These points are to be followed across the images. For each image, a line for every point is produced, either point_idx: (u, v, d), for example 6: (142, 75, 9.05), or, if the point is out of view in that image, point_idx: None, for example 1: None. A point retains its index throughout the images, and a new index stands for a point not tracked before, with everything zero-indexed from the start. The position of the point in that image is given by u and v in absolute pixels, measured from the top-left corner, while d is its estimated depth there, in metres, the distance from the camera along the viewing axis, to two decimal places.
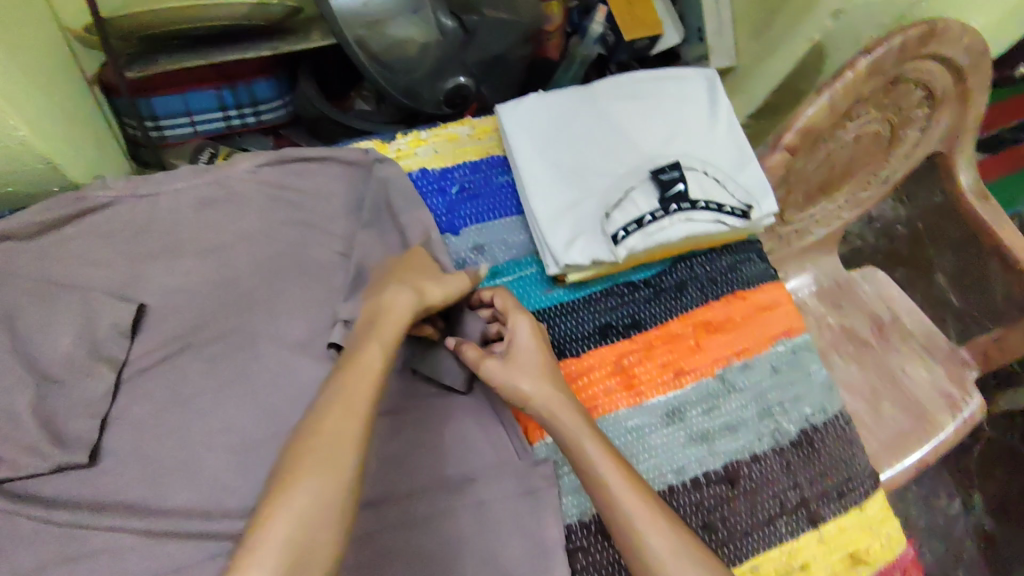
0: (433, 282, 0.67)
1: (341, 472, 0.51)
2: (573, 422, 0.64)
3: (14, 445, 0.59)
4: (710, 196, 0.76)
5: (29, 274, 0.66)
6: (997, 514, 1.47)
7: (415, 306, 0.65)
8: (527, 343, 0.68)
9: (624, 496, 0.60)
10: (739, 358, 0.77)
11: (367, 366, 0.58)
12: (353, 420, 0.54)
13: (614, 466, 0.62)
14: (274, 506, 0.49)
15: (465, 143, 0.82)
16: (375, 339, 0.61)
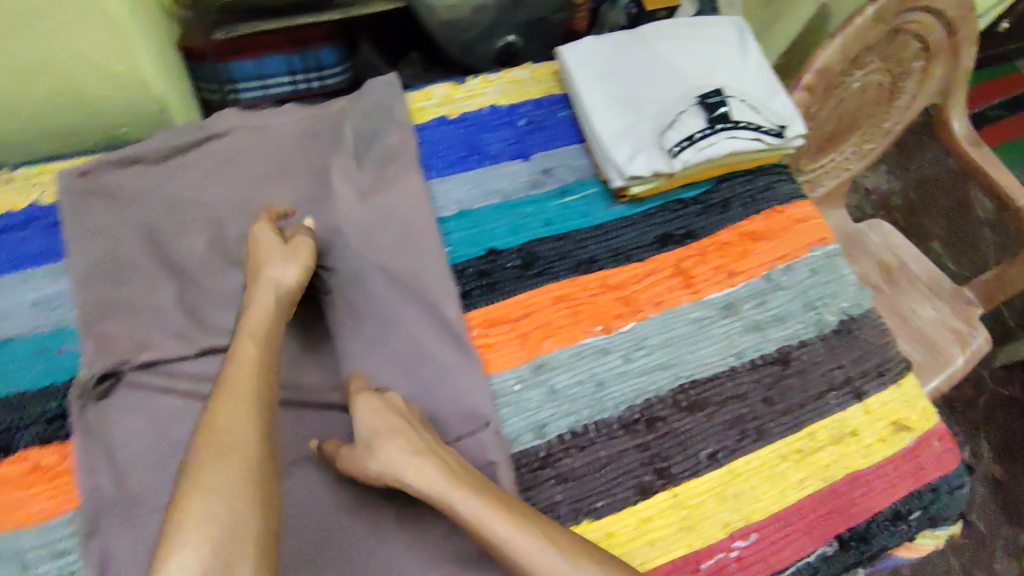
0: (284, 260, 0.68)
1: (245, 451, 0.52)
2: (422, 480, 0.59)
3: (164, 332, 0.69)
4: (750, 117, 0.85)
5: (161, 192, 0.75)
6: (1001, 458, 1.59)
7: (276, 293, 0.66)
8: (373, 407, 0.64)
9: (525, 548, 0.55)
10: (782, 261, 0.86)
11: (242, 372, 0.57)
12: (243, 418, 0.53)
13: (502, 515, 0.56)
14: (193, 491, 0.49)
15: (528, 84, 0.91)
16: (247, 335, 0.61)
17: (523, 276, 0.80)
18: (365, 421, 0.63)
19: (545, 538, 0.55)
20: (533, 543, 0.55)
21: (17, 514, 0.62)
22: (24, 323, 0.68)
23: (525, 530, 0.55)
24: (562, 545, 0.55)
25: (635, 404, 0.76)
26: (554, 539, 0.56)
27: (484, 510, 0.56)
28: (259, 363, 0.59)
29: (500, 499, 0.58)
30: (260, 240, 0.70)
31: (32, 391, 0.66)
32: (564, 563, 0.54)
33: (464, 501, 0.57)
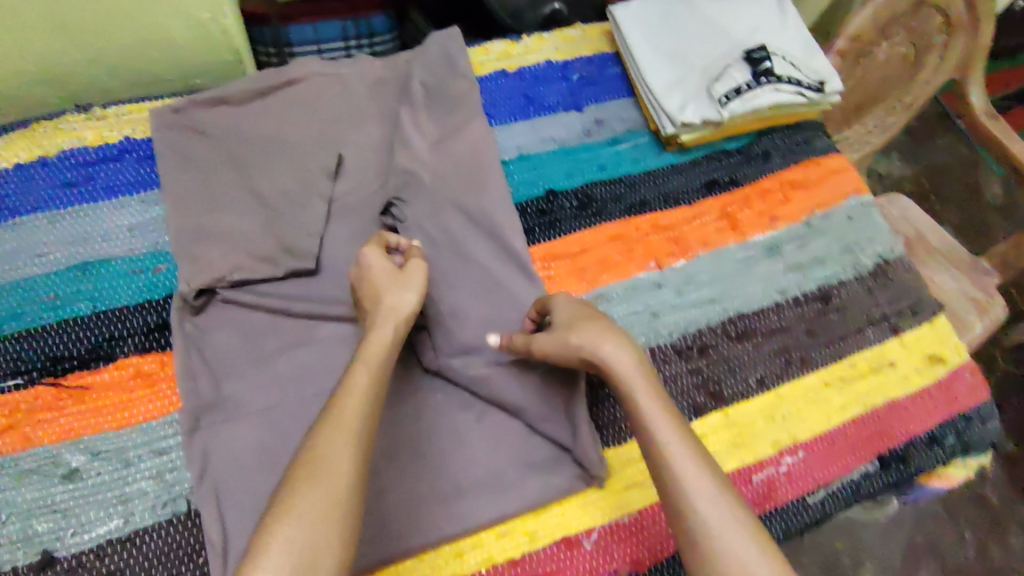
0: (404, 287, 0.67)
1: (338, 484, 0.52)
2: (612, 366, 0.63)
3: (253, 256, 0.74)
4: (792, 73, 0.90)
5: (244, 130, 0.80)
6: (1014, 435, 1.61)
7: (392, 322, 0.65)
8: (578, 309, 0.69)
9: (678, 459, 0.57)
10: (820, 209, 0.91)
11: (356, 388, 0.58)
12: (345, 443, 0.54)
13: (677, 429, 0.59)
14: (281, 515, 0.50)
15: (580, 42, 0.96)
16: (363, 363, 0.61)
17: (580, 215, 0.85)
18: (563, 312, 0.69)
19: (699, 460, 0.57)
20: (693, 459, 0.57)
21: (122, 414, 0.66)
22: (123, 244, 0.73)
23: (691, 447, 0.58)
24: (717, 474, 0.57)
25: (688, 333, 0.81)
26: (712, 469, 0.57)
27: (662, 418, 0.59)
28: (369, 394, 0.59)
29: (676, 416, 0.61)
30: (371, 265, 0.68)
31: (134, 305, 0.71)
32: (715, 493, 0.55)
33: (652, 405, 0.60)
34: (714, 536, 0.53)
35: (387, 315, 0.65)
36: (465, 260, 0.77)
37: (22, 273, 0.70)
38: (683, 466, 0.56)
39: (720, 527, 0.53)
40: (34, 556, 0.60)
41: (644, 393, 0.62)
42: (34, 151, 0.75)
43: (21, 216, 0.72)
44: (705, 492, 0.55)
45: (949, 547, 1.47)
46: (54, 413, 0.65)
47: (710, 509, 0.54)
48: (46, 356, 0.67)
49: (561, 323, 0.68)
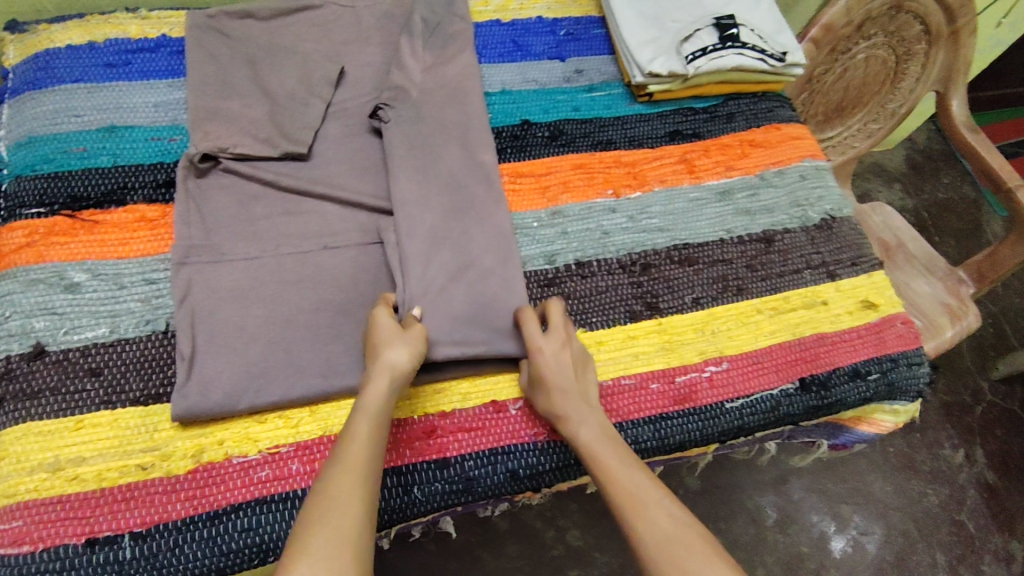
0: (399, 343, 0.69)
1: (345, 525, 0.55)
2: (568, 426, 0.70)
3: (255, 138, 0.84)
4: (757, 42, 1.00)
5: (264, 39, 0.92)
6: (998, 469, 1.53)
7: (392, 378, 0.67)
8: (549, 365, 0.72)
9: (626, 495, 0.63)
10: (774, 166, 0.99)
11: (355, 438, 0.62)
12: (352, 485, 0.58)
13: (624, 469, 0.65)
14: (295, 556, 0.52)
15: (571, 5, 1.07)
16: (360, 413, 0.64)
17: (548, 144, 0.94)
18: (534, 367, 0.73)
19: (645, 497, 0.62)
20: (637, 497, 0.63)
21: (124, 246, 0.76)
22: (146, 116, 0.85)
23: (635, 483, 0.64)
24: (664, 503, 0.62)
25: (634, 252, 0.88)
26: (657, 498, 0.62)
27: (610, 464, 0.66)
28: (373, 440, 0.62)
29: (625, 460, 0.67)
30: (383, 329, 0.70)
31: (147, 163, 0.82)
32: (663, 518, 0.61)
33: (600, 449, 0.68)
34: (654, 559, 0.58)
35: (384, 376, 0.66)
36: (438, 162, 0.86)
37: (59, 128, 0.82)
38: (633, 499, 0.63)
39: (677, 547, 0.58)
40: (29, 347, 0.70)
41: (591, 439, 0.69)
42: (84, 37, 0.89)
43: (66, 85, 0.85)
44: (653, 518, 0.61)
45: (920, 567, 1.39)
46: (67, 238, 0.76)
47: (659, 532, 0.59)
48: (68, 195, 0.78)
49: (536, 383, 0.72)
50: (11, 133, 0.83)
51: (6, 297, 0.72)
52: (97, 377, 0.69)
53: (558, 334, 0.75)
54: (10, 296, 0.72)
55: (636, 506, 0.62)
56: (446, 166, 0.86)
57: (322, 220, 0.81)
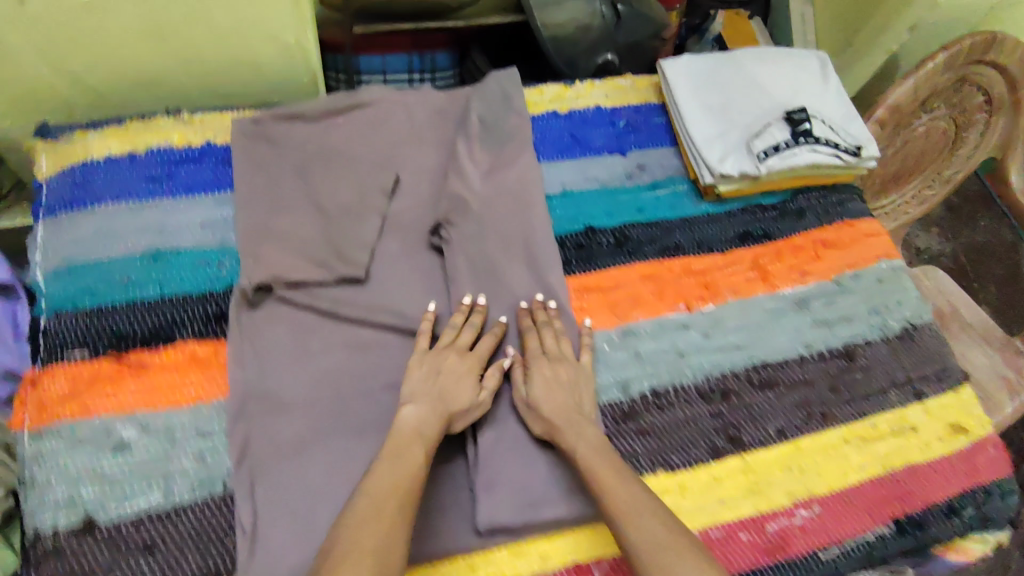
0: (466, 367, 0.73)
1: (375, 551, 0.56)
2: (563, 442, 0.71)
3: (310, 260, 0.79)
4: (830, 136, 0.94)
5: (314, 144, 0.86)
6: None
7: (421, 423, 0.67)
8: (549, 379, 0.75)
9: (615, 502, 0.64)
10: (851, 268, 0.94)
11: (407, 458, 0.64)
12: (388, 506, 0.59)
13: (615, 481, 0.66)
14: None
15: (630, 92, 1.01)
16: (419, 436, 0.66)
17: (613, 254, 0.88)
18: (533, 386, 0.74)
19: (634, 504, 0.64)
20: (625, 505, 0.64)
21: (173, 394, 0.70)
22: (193, 236, 0.79)
23: (628, 495, 0.65)
24: (653, 513, 0.63)
25: (712, 377, 0.83)
26: (647, 508, 0.64)
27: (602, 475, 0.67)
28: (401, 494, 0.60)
29: (618, 472, 0.67)
30: (444, 355, 0.73)
31: (195, 293, 0.76)
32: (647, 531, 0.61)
33: (595, 464, 0.68)
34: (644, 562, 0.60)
35: (438, 408, 0.69)
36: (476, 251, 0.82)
37: (101, 254, 0.77)
38: (624, 510, 0.64)
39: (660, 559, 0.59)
40: (77, 519, 0.64)
41: (588, 456, 0.69)
42: (125, 146, 0.83)
43: (106, 203, 0.79)
44: (639, 528, 0.62)
45: None
46: (113, 387, 0.70)
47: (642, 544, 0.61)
48: (112, 334, 0.73)
49: (538, 402, 0.73)
50: (47, 258, 0.77)
51: (52, 460, 0.67)
52: (151, 554, 0.64)
53: (559, 354, 0.77)
54: (57, 460, 0.66)
55: (627, 516, 0.63)
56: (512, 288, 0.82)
57: (384, 354, 0.76)
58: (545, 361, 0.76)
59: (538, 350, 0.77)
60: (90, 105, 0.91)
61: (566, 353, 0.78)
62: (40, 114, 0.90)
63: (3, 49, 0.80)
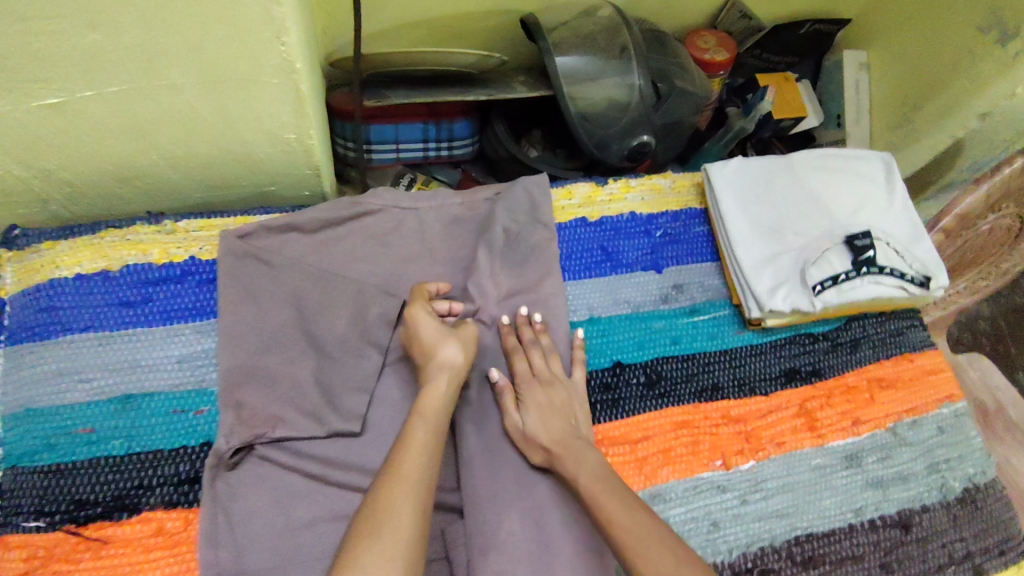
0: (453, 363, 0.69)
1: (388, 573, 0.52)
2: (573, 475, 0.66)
3: (299, 409, 0.70)
4: (894, 263, 0.83)
5: (313, 262, 0.77)
6: None
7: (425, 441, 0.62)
8: (544, 406, 0.71)
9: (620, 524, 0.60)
10: (908, 414, 0.83)
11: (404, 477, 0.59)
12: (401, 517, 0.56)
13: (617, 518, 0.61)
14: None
15: (669, 195, 0.90)
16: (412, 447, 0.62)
17: (643, 397, 0.78)
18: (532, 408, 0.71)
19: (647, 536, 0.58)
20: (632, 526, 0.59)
21: None
22: (169, 378, 0.70)
23: None
24: (663, 543, 0.58)
25: (749, 551, 0.73)
26: (653, 534, 0.58)
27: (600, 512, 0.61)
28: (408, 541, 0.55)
29: (623, 497, 0.62)
30: (432, 351, 0.68)
31: (167, 450, 0.67)
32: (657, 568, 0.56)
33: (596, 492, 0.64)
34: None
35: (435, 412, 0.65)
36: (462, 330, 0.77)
37: (64, 397, 0.68)
38: (639, 541, 0.58)
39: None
40: None
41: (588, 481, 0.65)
42: (97, 262, 0.73)
43: (74, 334, 0.71)
44: (650, 559, 0.57)
45: None
46: (69, 567, 0.62)
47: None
48: (72, 499, 0.65)
49: (533, 430, 0.69)
50: (7, 396, 0.69)
51: None
52: None
53: (550, 376, 0.73)
54: None
55: (640, 553, 0.57)
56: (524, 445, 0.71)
57: None
58: (536, 384, 0.73)
59: (528, 374, 0.74)
60: (66, 198, 0.82)
61: (557, 373, 0.74)
62: (13, 206, 0.81)
63: None
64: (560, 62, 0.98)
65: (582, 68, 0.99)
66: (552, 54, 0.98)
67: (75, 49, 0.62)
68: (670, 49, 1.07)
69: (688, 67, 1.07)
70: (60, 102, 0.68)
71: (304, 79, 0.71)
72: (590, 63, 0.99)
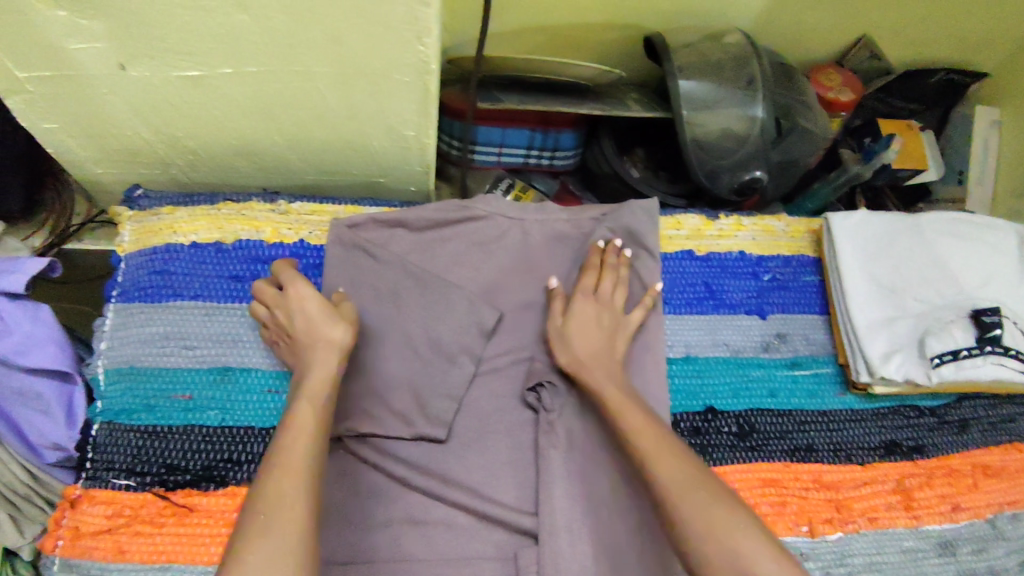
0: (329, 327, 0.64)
1: (291, 522, 0.49)
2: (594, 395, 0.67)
3: (388, 408, 0.71)
4: (1022, 345, 0.77)
5: (415, 261, 0.77)
6: None
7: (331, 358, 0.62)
8: (588, 320, 0.72)
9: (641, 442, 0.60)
10: (1013, 507, 0.78)
11: (301, 424, 0.56)
12: (299, 483, 0.51)
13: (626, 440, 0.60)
14: (253, 529, 0.48)
15: (782, 238, 0.87)
16: (303, 395, 0.58)
17: (733, 447, 0.75)
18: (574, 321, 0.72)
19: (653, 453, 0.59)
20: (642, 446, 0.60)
21: (213, 549, 0.62)
22: (266, 357, 0.71)
23: None
24: (679, 456, 0.58)
25: None
26: (670, 449, 0.59)
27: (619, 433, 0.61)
28: (315, 428, 0.56)
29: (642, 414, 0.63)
30: (309, 325, 0.64)
31: (259, 428, 0.68)
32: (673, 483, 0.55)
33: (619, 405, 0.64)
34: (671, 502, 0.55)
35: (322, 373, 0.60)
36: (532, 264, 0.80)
37: (167, 361, 0.70)
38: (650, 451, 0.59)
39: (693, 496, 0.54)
40: None
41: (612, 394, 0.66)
42: (212, 233, 0.75)
43: (182, 300, 0.72)
44: (663, 469, 0.57)
45: None
46: (152, 529, 0.63)
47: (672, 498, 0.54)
48: (163, 463, 0.66)
49: (571, 339, 0.71)
50: (112, 352, 0.70)
51: None
52: None
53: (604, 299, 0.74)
54: None
55: (652, 459, 0.58)
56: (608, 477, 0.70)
57: (450, 533, 0.67)
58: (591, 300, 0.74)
59: (590, 289, 0.75)
60: (187, 164, 0.84)
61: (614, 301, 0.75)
62: (137, 166, 0.84)
63: (105, 111, 0.74)
64: (683, 85, 0.95)
65: (705, 94, 0.96)
66: (676, 76, 0.95)
67: (217, 25, 0.62)
68: (796, 86, 1.02)
69: (812, 107, 1.03)
70: (200, 75, 0.69)
71: (436, 80, 0.71)
72: (713, 90, 0.96)
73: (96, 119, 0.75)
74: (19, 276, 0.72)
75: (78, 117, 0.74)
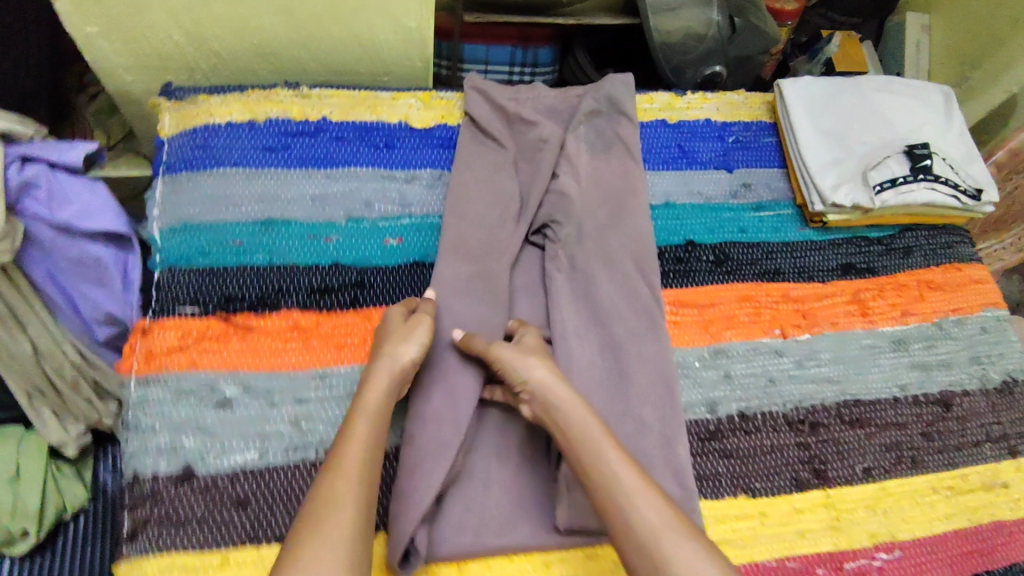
0: (404, 340, 0.68)
1: (337, 538, 0.54)
2: (567, 415, 0.65)
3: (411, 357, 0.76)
4: (950, 175, 0.91)
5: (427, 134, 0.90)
6: None
7: (390, 370, 0.67)
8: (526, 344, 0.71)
9: (620, 481, 0.60)
10: (954, 313, 0.91)
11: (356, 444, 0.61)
12: (344, 508, 0.56)
13: (585, 412, 0.65)
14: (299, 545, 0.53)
15: (741, 108, 1.00)
16: (360, 411, 0.64)
17: (712, 271, 0.87)
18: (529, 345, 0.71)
19: (637, 493, 0.59)
20: (631, 475, 0.61)
21: (273, 358, 0.73)
22: (304, 209, 0.81)
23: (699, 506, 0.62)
24: (662, 499, 0.60)
25: (802, 406, 0.81)
26: (645, 491, 0.60)
27: (572, 401, 0.66)
28: (360, 456, 0.60)
29: (616, 447, 0.63)
30: (396, 335, 0.69)
31: (302, 265, 0.78)
32: (624, 474, 0.61)
33: (604, 440, 0.63)
34: (644, 550, 0.57)
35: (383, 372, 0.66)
36: (533, 124, 0.90)
37: (215, 217, 0.79)
38: (631, 489, 0.60)
39: (680, 539, 0.56)
40: (176, 467, 0.67)
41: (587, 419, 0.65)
42: (245, 114, 0.85)
43: (225, 168, 0.82)
44: (641, 509, 0.58)
45: None
46: (218, 345, 0.73)
47: (619, 482, 0.60)
48: (222, 295, 0.75)
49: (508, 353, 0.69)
50: (164, 214, 0.80)
51: (155, 408, 0.69)
52: (243, 509, 0.66)
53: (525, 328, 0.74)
54: (162, 407, 0.69)
55: (631, 499, 0.59)
56: (606, 288, 0.81)
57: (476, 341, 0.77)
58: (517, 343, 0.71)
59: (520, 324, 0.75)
60: (209, 68, 0.94)
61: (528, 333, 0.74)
62: (164, 72, 0.94)
63: (140, 17, 0.84)
64: None
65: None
66: None
67: None
68: None
69: (760, 7, 1.15)
70: None
71: None
72: None
73: (131, 22, 0.84)
74: (77, 153, 0.82)
75: (115, 20, 0.83)
